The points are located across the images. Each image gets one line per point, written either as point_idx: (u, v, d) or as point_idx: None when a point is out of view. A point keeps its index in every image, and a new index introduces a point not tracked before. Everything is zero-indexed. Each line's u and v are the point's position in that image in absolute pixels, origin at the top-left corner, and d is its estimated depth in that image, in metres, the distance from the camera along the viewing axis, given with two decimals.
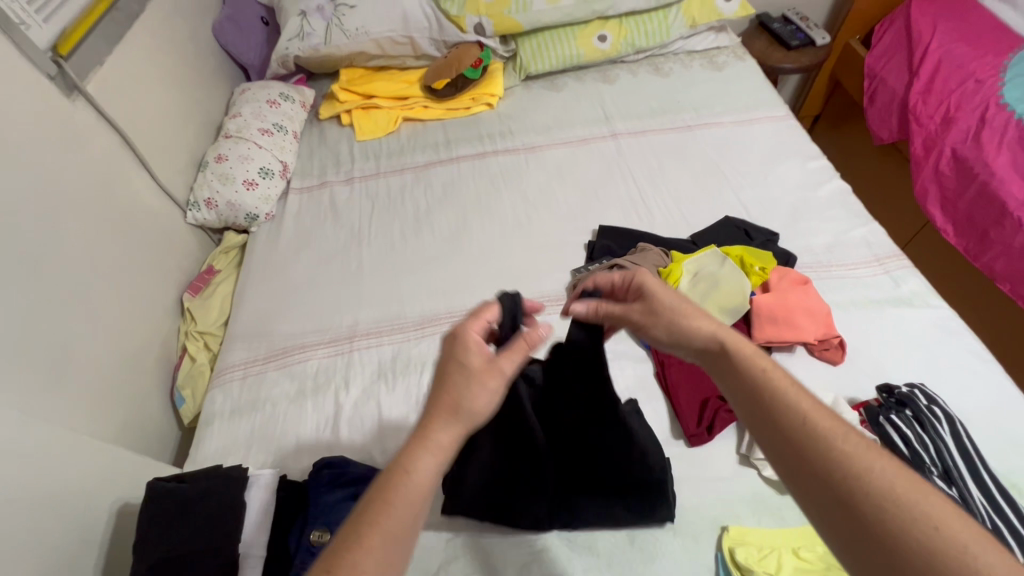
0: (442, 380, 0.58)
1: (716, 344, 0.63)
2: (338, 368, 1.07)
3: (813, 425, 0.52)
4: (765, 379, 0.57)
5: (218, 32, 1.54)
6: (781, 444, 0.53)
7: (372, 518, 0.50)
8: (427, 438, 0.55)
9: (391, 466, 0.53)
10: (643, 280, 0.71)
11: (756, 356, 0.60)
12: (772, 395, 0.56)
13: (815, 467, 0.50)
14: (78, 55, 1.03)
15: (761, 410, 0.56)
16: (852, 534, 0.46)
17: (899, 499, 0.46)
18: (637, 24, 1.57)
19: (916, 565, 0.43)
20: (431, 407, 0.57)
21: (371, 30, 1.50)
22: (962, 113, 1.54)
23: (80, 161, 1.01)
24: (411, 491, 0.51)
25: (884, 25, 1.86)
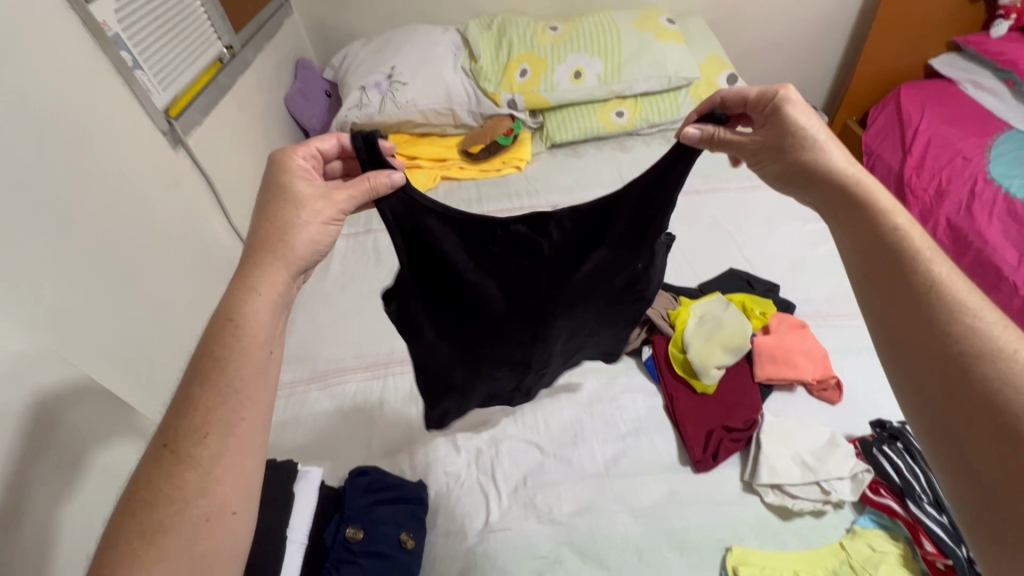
0: (268, 215, 0.65)
1: (844, 186, 0.67)
2: (374, 390, 1.18)
3: (937, 274, 0.56)
4: (897, 233, 0.61)
5: (288, 101, 1.80)
6: (899, 297, 0.57)
7: (207, 382, 0.56)
8: (258, 287, 0.61)
9: (221, 315, 0.60)
10: (783, 99, 0.73)
11: (894, 212, 0.63)
12: (901, 241, 0.60)
13: (927, 318, 0.54)
14: (185, 115, 1.25)
15: (881, 262, 0.60)
16: (939, 360, 0.52)
17: (999, 342, 0.51)
18: (651, 102, 1.79)
19: (998, 392, 0.49)
20: (256, 251, 0.64)
21: (419, 103, 1.73)
22: (953, 186, 1.67)
23: (175, 200, 1.20)
24: (247, 346, 0.58)
25: (877, 109, 2.06)
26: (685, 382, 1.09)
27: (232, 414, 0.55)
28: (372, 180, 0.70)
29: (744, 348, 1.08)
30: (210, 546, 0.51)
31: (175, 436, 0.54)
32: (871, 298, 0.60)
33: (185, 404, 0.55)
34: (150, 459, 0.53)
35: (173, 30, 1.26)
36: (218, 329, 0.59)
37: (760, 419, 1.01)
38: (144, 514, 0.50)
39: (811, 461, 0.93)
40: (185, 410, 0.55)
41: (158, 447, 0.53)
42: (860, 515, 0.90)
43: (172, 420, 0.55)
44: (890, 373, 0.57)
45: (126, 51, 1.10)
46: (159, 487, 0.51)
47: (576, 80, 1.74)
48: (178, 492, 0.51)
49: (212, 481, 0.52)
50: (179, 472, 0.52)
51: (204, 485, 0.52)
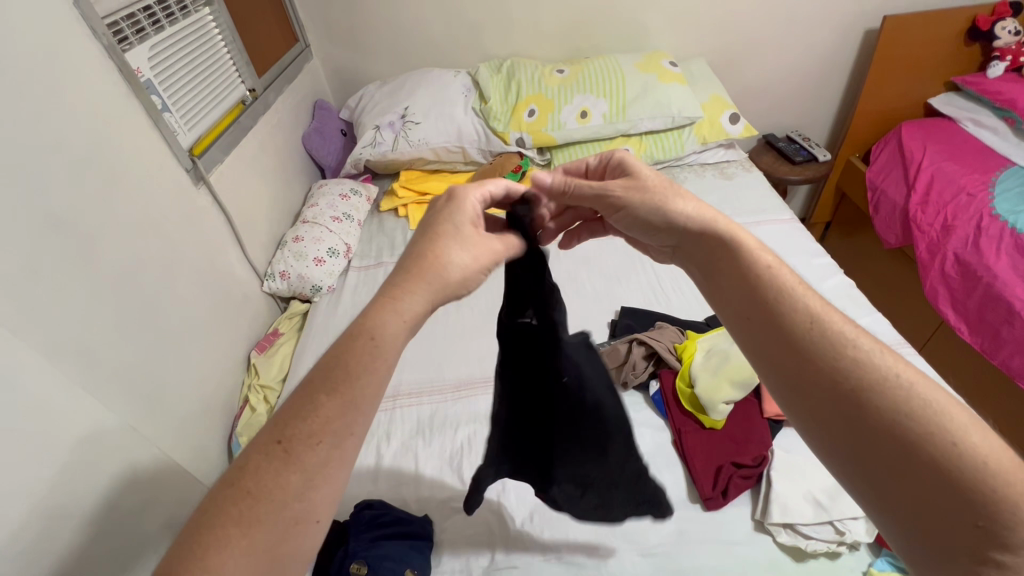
0: (428, 240, 0.66)
1: (711, 231, 0.67)
2: (381, 422, 1.18)
3: (814, 320, 0.56)
4: (767, 276, 0.61)
5: (305, 140, 1.87)
6: (787, 350, 0.55)
7: (333, 392, 0.55)
8: (399, 307, 0.60)
9: (357, 328, 0.58)
10: (620, 158, 0.79)
11: (758, 253, 0.63)
12: (771, 288, 0.60)
13: (825, 369, 0.52)
14: (208, 154, 1.31)
15: (762, 313, 0.58)
16: (840, 412, 0.51)
17: (893, 383, 0.49)
18: (655, 140, 1.84)
19: (910, 438, 0.47)
20: (407, 270, 0.63)
21: (431, 141, 1.80)
22: (959, 222, 1.68)
23: (194, 233, 1.25)
24: (380, 364, 0.57)
25: (879, 147, 2.10)
26: (692, 418, 1.08)
27: (346, 429, 0.55)
28: (505, 244, 0.71)
29: (752, 383, 1.05)
30: (288, 550, 0.51)
31: (291, 437, 0.53)
32: (761, 353, 0.58)
33: (307, 407, 0.55)
34: (262, 452, 0.53)
35: (200, 75, 1.34)
36: (349, 339, 0.58)
37: (770, 455, 1.00)
38: (242, 507, 0.50)
39: (823, 499, 0.91)
40: (303, 412, 0.54)
41: (272, 442, 0.53)
42: (877, 558, 0.87)
43: (287, 418, 0.55)
44: (802, 430, 0.55)
45: (156, 96, 1.16)
46: (264, 484, 0.51)
47: (583, 119, 1.80)
48: (280, 492, 0.51)
49: (311, 489, 0.52)
50: (285, 475, 0.52)
51: (305, 492, 0.52)
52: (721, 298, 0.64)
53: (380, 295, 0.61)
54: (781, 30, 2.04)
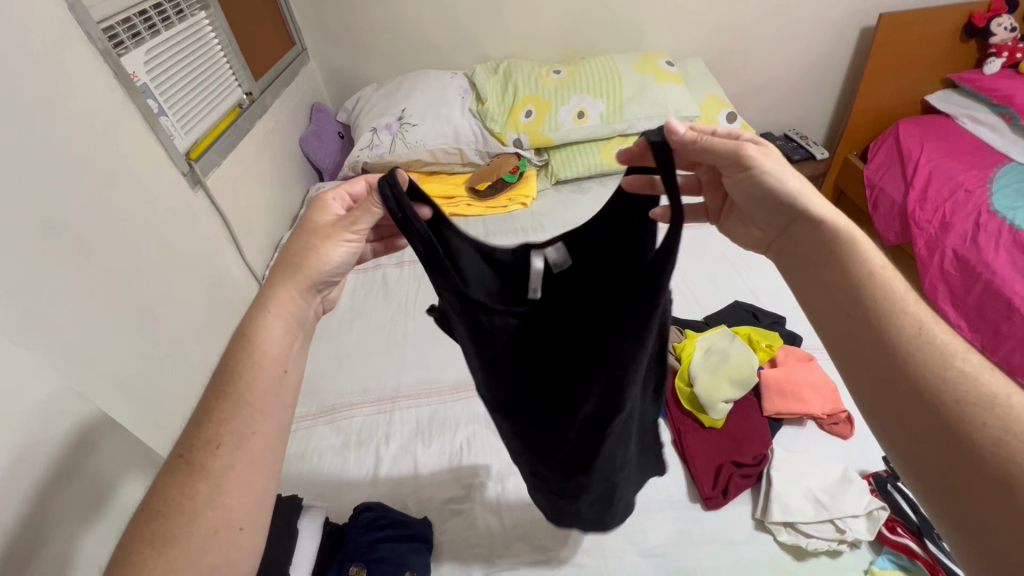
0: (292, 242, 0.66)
1: (821, 227, 0.59)
2: (380, 425, 1.18)
3: (917, 333, 0.53)
4: (872, 280, 0.56)
5: (303, 143, 1.87)
6: (885, 359, 0.53)
7: (221, 399, 0.58)
8: (268, 306, 0.62)
9: (233, 339, 0.61)
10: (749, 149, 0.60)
11: (869, 254, 0.58)
12: (878, 293, 0.55)
13: (916, 387, 0.51)
14: (205, 157, 1.31)
15: (869, 319, 0.55)
16: (931, 431, 0.49)
17: (993, 410, 0.47)
18: None
19: (998, 467, 0.45)
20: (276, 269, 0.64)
21: (428, 143, 1.80)
22: (956, 219, 1.68)
23: (191, 237, 1.24)
24: (260, 362, 0.60)
25: (877, 144, 2.10)
26: (692, 417, 1.08)
27: (245, 429, 0.57)
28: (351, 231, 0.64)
29: (751, 382, 1.06)
30: (217, 559, 0.52)
31: (190, 449, 0.56)
32: (848, 358, 0.56)
33: (203, 419, 0.58)
34: (167, 471, 0.56)
35: (196, 79, 1.33)
36: (232, 352, 0.60)
37: (770, 454, 1.00)
38: (159, 523, 0.53)
39: (824, 498, 0.90)
40: (205, 424, 0.57)
41: (175, 460, 0.56)
42: (878, 556, 0.86)
43: (190, 433, 0.57)
44: (884, 442, 0.54)
45: (152, 99, 1.16)
46: (173, 497, 0.54)
47: (580, 119, 1.80)
48: (189, 503, 0.53)
49: (224, 495, 0.54)
50: (191, 483, 0.54)
51: (214, 498, 0.54)
52: (812, 293, 0.61)
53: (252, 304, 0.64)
54: (778, 29, 2.04)
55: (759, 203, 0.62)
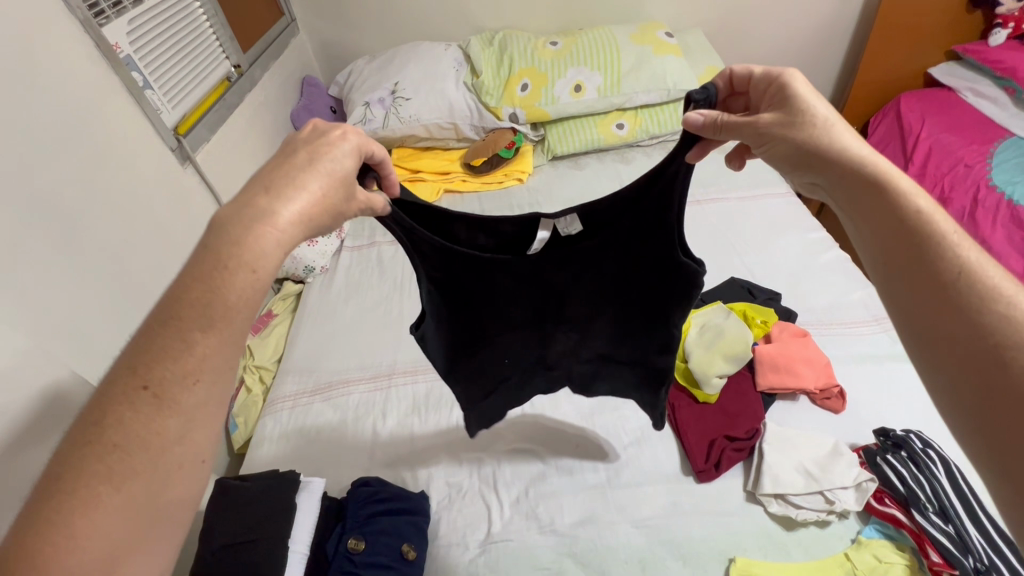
0: (289, 171, 0.56)
1: (859, 173, 0.60)
2: (376, 401, 1.19)
3: (969, 273, 0.50)
4: (920, 220, 0.54)
5: (294, 118, 1.84)
6: (928, 300, 0.51)
7: (208, 332, 0.48)
8: (263, 224, 0.51)
9: (220, 248, 0.50)
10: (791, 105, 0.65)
11: (915, 195, 0.56)
12: (926, 234, 0.54)
13: (965, 323, 0.48)
14: (193, 132, 1.28)
15: (909, 253, 0.54)
16: (978, 367, 0.47)
17: None
18: (651, 114, 1.80)
19: None
20: (279, 189, 0.54)
21: (422, 117, 1.76)
22: (955, 194, 1.67)
23: (181, 215, 1.22)
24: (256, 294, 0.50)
25: (878, 119, 2.07)
26: (686, 391, 1.09)
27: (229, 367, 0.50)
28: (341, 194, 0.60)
29: (746, 358, 1.07)
30: (172, 500, 0.47)
31: (158, 380, 0.46)
32: (889, 294, 0.55)
33: (174, 344, 0.47)
34: (122, 401, 0.46)
35: (181, 51, 1.29)
36: (219, 275, 0.49)
37: (762, 428, 1.01)
38: (116, 459, 0.44)
39: (814, 470, 0.92)
40: (172, 354, 0.47)
41: (135, 390, 0.46)
42: (865, 526, 0.88)
43: (151, 359, 0.47)
44: (929, 385, 0.51)
45: (137, 72, 1.13)
46: (136, 433, 0.45)
47: (577, 93, 1.77)
48: (156, 440, 0.46)
49: (192, 432, 0.47)
50: (159, 420, 0.46)
51: (184, 436, 0.47)
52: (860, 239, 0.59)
53: (243, 213, 0.52)
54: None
55: (793, 165, 0.65)
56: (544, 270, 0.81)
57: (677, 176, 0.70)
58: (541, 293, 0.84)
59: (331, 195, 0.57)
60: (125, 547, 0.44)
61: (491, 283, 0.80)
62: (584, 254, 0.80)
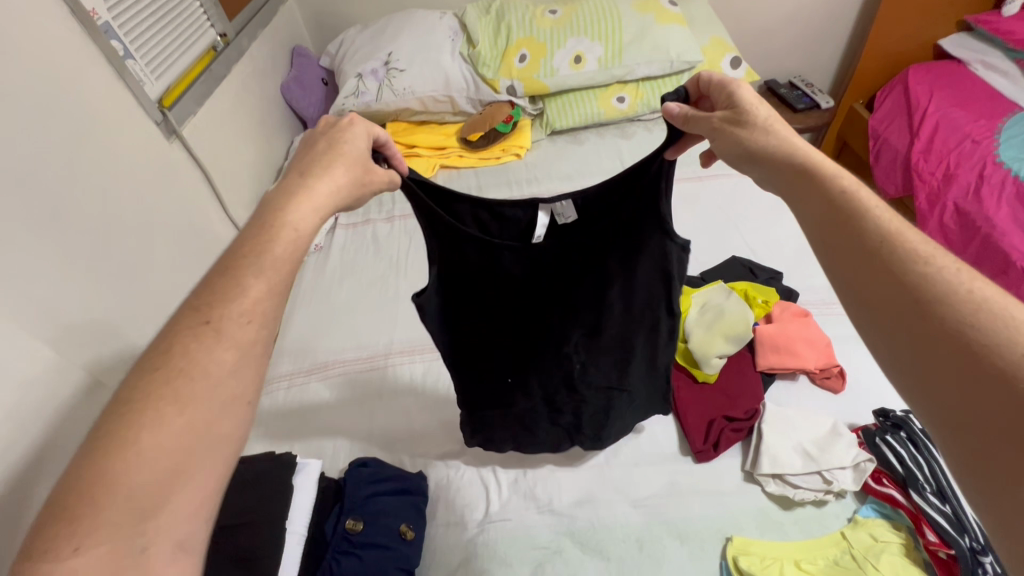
0: (312, 161, 0.61)
1: (798, 160, 0.58)
2: (373, 382, 1.18)
3: (905, 246, 0.49)
4: (849, 195, 0.54)
5: (285, 90, 1.78)
6: (875, 276, 0.49)
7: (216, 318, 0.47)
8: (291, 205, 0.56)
9: (260, 223, 0.54)
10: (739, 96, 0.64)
11: (845, 178, 0.55)
12: (857, 212, 0.53)
13: (908, 294, 0.47)
14: (179, 105, 1.23)
15: (841, 234, 0.52)
16: (928, 343, 0.45)
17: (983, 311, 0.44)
18: (652, 87, 1.75)
19: (998, 368, 0.41)
20: (308, 174, 0.59)
21: (416, 90, 1.71)
22: (961, 170, 1.64)
23: (168, 192, 1.19)
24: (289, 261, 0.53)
25: (884, 92, 2.01)
26: (685, 371, 1.08)
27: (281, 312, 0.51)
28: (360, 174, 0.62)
29: (746, 338, 1.06)
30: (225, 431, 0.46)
31: (219, 316, 0.48)
32: (837, 275, 0.52)
33: (228, 288, 0.49)
34: (119, 407, 0.43)
35: (163, 18, 1.23)
36: (268, 232, 0.53)
37: (761, 408, 1.01)
38: (163, 405, 0.43)
39: (813, 450, 0.92)
40: (232, 295, 0.49)
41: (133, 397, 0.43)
42: (863, 505, 0.88)
43: (211, 301, 0.49)
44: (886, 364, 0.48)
45: (117, 41, 1.08)
46: (199, 363, 0.46)
47: (576, 65, 1.71)
48: (215, 369, 0.46)
49: (246, 367, 0.48)
50: (217, 352, 0.47)
51: (239, 369, 0.47)
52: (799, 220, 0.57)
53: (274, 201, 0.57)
54: None
55: (740, 159, 0.63)
56: (545, 263, 0.79)
57: (661, 174, 0.70)
58: (546, 295, 0.82)
59: (350, 175, 0.61)
60: (179, 471, 0.42)
61: (493, 272, 0.79)
62: (580, 249, 0.78)
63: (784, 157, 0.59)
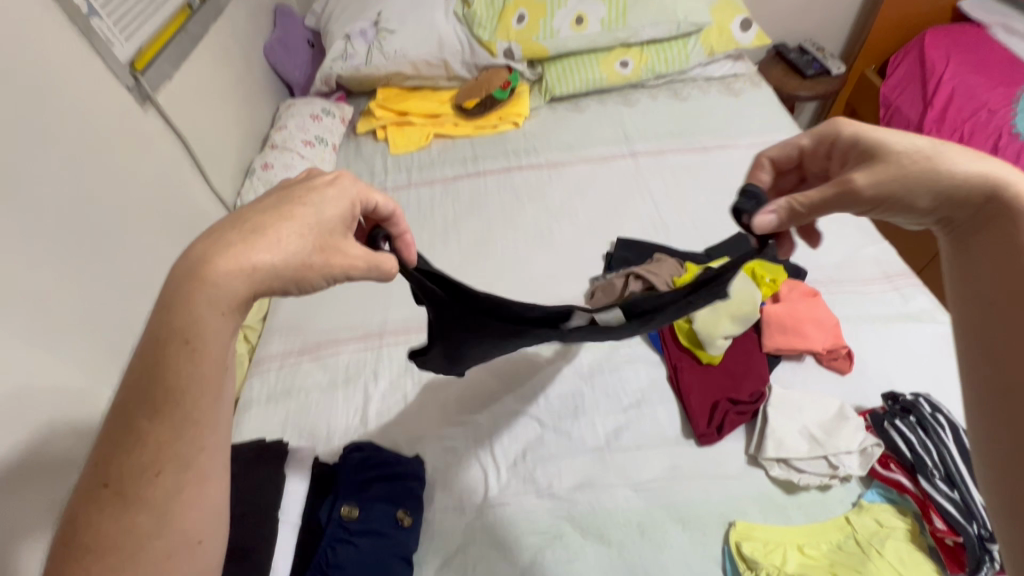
0: (265, 217, 0.58)
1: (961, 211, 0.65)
2: (368, 362, 1.15)
3: None
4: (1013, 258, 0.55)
5: (269, 53, 1.68)
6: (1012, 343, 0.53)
7: (155, 416, 0.50)
8: (218, 256, 0.53)
9: (172, 303, 0.52)
10: (880, 152, 0.69)
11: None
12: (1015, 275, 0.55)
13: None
14: (150, 71, 1.14)
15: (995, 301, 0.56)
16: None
17: None
18: (657, 51, 1.66)
19: None
20: (250, 230, 0.56)
21: (408, 53, 1.62)
22: (975, 141, 1.58)
23: (144, 164, 1.12)
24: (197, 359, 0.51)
25: (898, 57, 1.92)
26: (689, 352, 1.06)
27: (192, 444, 0.52)
28: (298, 219, 0.58)
29: (752, 318, 1.03)
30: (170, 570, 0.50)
31: (117, 478, 0.49)
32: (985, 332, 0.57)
33: (127, 441, 0.50)
34: (87, 499, 0.49)
35: None
36: (169, 351, 0.50)
37: (767, 390, 0.98)
38: (100, 552, 0.48)
39: (819, 434, 0.90)
40: (130, 445, 0.50)
41: (100, 486, 0.49)
42: (868, 489, 0.86)
43: (114, 446, 0.50)
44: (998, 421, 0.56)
45: None
46: (118, 516, 0.49)
47: (578, 27, 1.62)
48: (137, 519, 0.49)
49: (174, 502, 0.51)
50: (133, 505, 0.49)
51: (173, 501, 0.51)
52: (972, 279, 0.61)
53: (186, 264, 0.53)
54: None
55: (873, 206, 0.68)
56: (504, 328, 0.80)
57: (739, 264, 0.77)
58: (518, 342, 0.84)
59: (303, 235, 0.58)
60: None
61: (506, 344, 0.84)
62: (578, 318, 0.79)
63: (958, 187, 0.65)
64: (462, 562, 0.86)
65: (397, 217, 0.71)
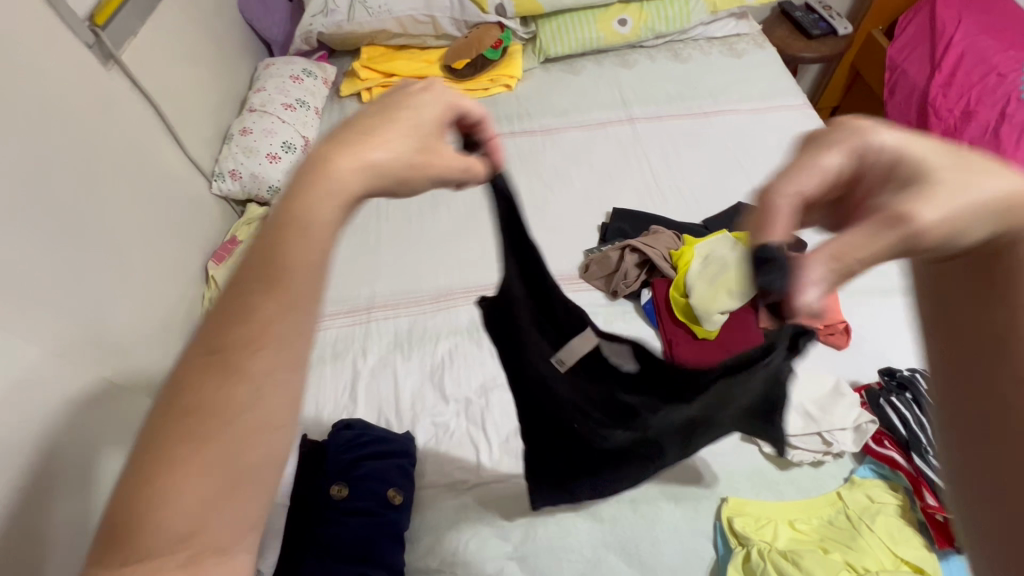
0: (382, 112, 0.48)
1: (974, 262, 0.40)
2: (356, 337, 1.12)
3: None
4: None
5: (244, 7, 1.57)
6: None
7: (275, 284, 0.40)
8: (342, 146, 0.44)
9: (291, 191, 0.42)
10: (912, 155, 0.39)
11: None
12: None
13: None
14: (113, 25, 1.06)
15: None
16: None
17: None
18: (658, 8, 1.57)
19: None
20: (371, 121, 0.47)
21: (393, 9, 1.52)
22: (981, 107, 1.52)
23: (112, 128, 1.05)
24: (312, 230, 0.41)
25: (908, 16, 1.84)
26: (685, 328, 1.03)
27: (292, 332, 0.41)
28: (410, 120, 0.47)
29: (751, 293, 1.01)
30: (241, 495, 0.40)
31: (222, 346, 0.40)
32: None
33: (235, 306, 0.40)
34: (196, 367, 0.40)
35: None
36: (287, 229, 0.41)
37: None
38: (184, 453, 0.38)
39: (814, 410, 0.89)
40: (241, 321, 0.40)
41: (201, 355, 0.40)
42: (860, 465, 0.87)
43: (217, 325, 0.41)
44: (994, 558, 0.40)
45: None
46: (207, 408, 0.39)
47: None
48: (223, 415, 0.39)
49: (263, 401, 0.40)
50: (228, 388, 0.40)
51: (257, 403, 0.40)
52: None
53: (305, 162, 0.45)
54: None
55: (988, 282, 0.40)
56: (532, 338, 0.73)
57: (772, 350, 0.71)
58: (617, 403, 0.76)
59: (410, 140, 0.47)
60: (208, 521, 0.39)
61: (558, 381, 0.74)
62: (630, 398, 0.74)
63: (954, 241, 0.37)
64: (455, 539, 0.86)
65: (487, 124, 0.58)
